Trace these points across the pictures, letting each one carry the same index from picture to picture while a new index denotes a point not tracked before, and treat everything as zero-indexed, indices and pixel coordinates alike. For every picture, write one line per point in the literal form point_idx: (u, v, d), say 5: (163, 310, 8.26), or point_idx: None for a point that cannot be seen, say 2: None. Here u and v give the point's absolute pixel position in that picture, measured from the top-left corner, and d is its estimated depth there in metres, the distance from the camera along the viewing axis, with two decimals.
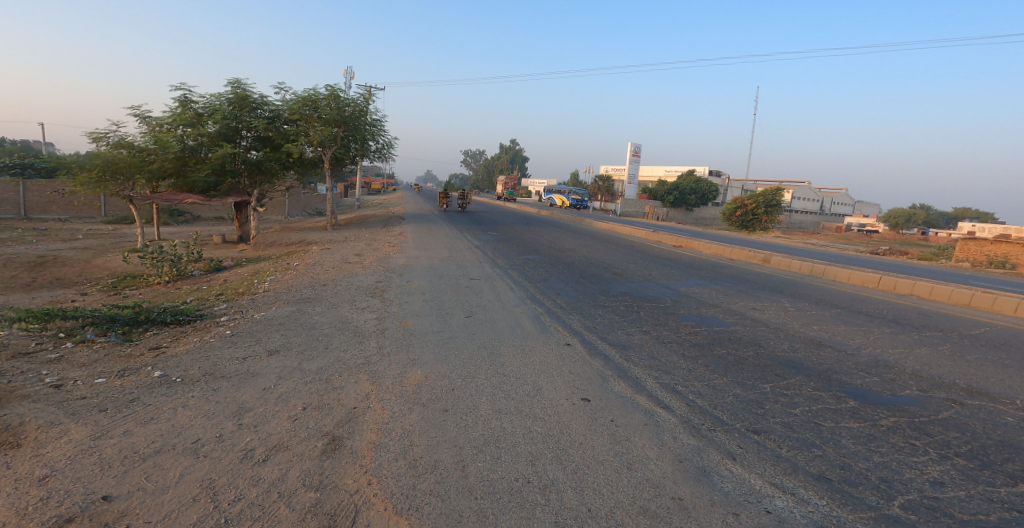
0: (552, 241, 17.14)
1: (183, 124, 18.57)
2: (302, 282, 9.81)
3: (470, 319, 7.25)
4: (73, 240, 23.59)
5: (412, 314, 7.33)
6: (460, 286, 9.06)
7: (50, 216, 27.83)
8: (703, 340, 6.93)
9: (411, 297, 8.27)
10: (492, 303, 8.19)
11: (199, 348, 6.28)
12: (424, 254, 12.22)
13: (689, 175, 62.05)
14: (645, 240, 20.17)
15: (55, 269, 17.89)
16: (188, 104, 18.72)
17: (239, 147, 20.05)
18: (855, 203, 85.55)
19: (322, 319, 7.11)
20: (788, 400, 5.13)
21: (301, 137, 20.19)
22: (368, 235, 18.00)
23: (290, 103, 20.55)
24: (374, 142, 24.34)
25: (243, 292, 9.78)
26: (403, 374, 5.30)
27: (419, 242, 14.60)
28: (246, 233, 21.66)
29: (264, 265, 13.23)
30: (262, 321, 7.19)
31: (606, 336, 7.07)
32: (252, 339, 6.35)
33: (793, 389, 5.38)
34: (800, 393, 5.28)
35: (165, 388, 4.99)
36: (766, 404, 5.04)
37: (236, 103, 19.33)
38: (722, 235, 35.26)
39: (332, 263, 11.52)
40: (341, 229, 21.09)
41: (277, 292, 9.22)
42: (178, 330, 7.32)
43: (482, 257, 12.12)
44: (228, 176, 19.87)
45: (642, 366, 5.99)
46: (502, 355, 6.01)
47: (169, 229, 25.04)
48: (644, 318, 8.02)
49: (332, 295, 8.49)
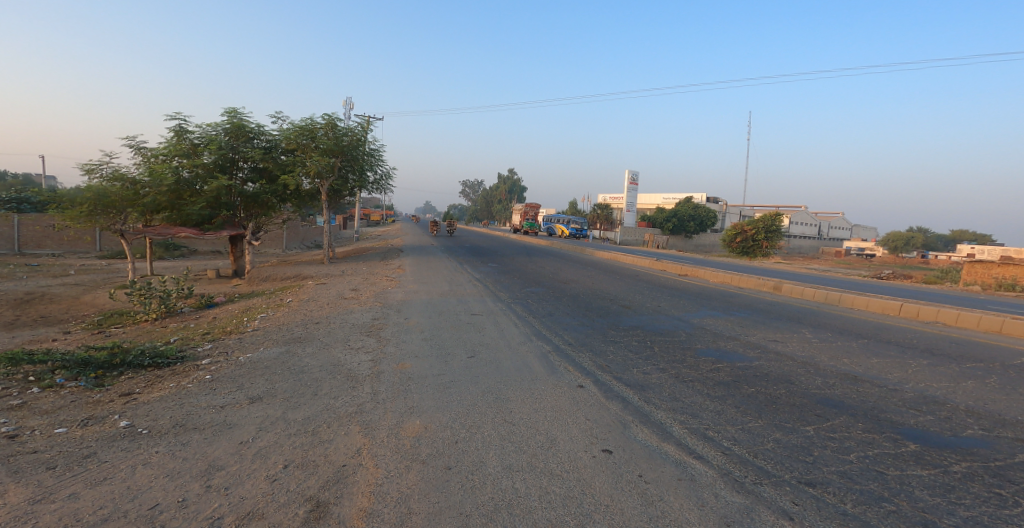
0: (554, 272, 16.66)
1: (179, 155, 18.34)
2: (294, 319, 9.27)
3: (473, 360, 6.70)
4: (64, 276, 23.05)
5: (409, 355, 6.76)
6: (461, 322, 8.53)
7: (43, 251, 27.40)
8: (728, 377, 6.37)
9: (408, 335, 7.72)
10: (496, 341, 7.63)
11: (174, 395, 5.69)
12: (422, 289, 11.71)
13: (686, 202, 62.02)
14: (649, 270, 19.70)
15: (41, 306, 17.29)
16: (183, 135, 18.51)
17: (235, 178, 19.79)
18: (852, 228, 85.62)
19: (312, 362, 6.55)
20: (838, 446, 4.57)
21: (297, 168, 19.92)
22: (365, 268, 17.52)
23: (287, 133, 20.35)
24: (371, 172, 24.11)
25: (231, 331, 9.21)
26: (399, 425, 4.72)
27: (417, 275, 14.11)
28: (240, 267, 21.14)
29: (256, 302, 12.68)
30: (247, 364, 6.63)
31: (621, 375, 6.51)
32: (232, 386, 5.77)
33: (841, 433, 4.81)
34: (849, 437, 4.73)
35: (127, 442, 4.38)
36: (814, 451, 4.47)
37: (232, 134, 19.14)
38: (723, 262, 34.81)
39: (326, 299, 10.98)
40: (338, 262, 20.61)
41: (267, 331, 8.67)
42: (156, 374, 6.73)
43: (484, 291, 11.61)
44: (223, 209, 19.53)
45: (665, 409, 5.41)
46: (509, 401, 5.44)
47: (162, 264, 24.53)
48: (660, 354, 7.47)
49: (324, 333, 7.94)
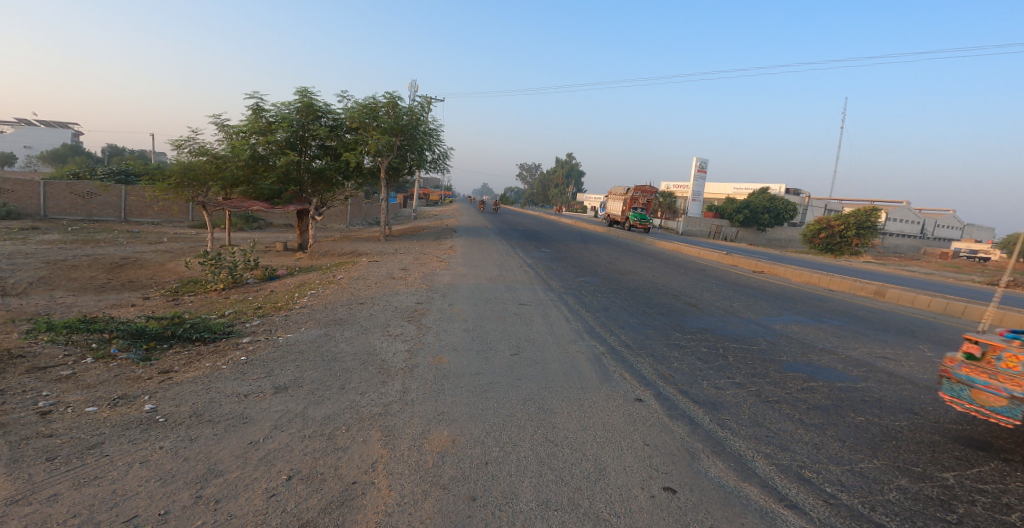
0: (615, 261, 15.58)
1: (256, 133, 18.96)
2: (341, 299, 9.01)
3: (517, 358, 6.04)
4: (158, 243, 24.72)
5: (448, 348, 6.20)
6: (509, 312, 7.87)
7: (146, 219, 29.68)
8: (827, 402, 5.23)
9: (450, 324, 7.17)
10: (543, 336, 6.91)
11: (203, 377, 5.44)
12: (472, 272, 11.15)
13: (763, 193, 57.31)
14: (721, 264, 18.04)
15: (131, 271, 18.48)
16: (259, 113, 19.05)
17: (304, 155, 20.32)
18: (960, 228, 76.20)
19: (345, 349, 6.14)
20: (992, 502, 3.46)
21: (360, 146, 20.02)
22: (419, 248, 17.30)
23: (351, 111, 20.47)
24: (430, 152, 23.98)
25: (280, 307, 9.09)
26: (424, 436, 4.15)
27: (470, 257, 13.59)
28: (304, 241, 21.75)
29: (311, 277, 12.68)
30: (282, 346, 6.32)
31: (689, 388, 5.57)
32: (260, 371, 5.45)
33: (994, 485, 3.67)
34: (1008, 491, 3.59)
35: (137, 431, 4.09)
36: (958, 508, 3.39)
37: (303, 112, 19.54)
38: (807, 260, 31.72)
39: (375, 279, 10.68)
40: (396, 240, 20.61)
41: (312, 309, 8.44)
42: (198, 349, 6.57)
43: (538, 279, 10.87)
44: (291, 184, 20.06)
45: (744, 436, 4.46)
46: (553, 414, 4.71)
47: (240, 236, 25.77)
48: (737, 364, 6.41)
49: (365, 317, 7.56)
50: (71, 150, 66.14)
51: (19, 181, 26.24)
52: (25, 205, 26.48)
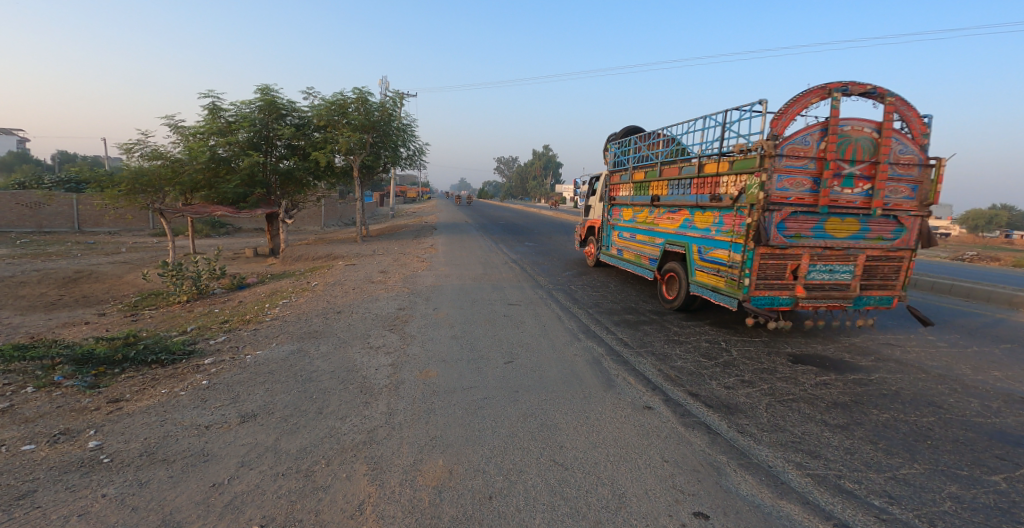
0: None
1: (213, 134, 18.01)
2: (316, 307, 8.39)
3: (511, 367, 5.59)
4: (116, 254, 23.36)
5: (436, 360, 5.70)
6: (499, 314, 7.41)
7: (102, 229, 28.11)
8: (848, 398, 4.92)
9: (436, 331, 6.65)
10: (537, 340, 6.45)
11: (159, 406, 4.79)
12: (454, 272, 10.63)
13: None
14: None
15: (87, 285, 17.32)
16: (218, 113, 18.10)
17: (270, 156, 19.36)
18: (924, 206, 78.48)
19: (321, 368, 5.57)
20: None
21: (329, 145, 19.19)
22: (397, 248, 16.64)
23: (317, 108, 19.60)
24: (403, 148, 23.24)
25: (249, 320, 8.40)
26: (417, 468, 3.67)
27: (450, 256, 13.05)
28: (276, 246, 20.84)
29: (282, 284, 11.94)
30: (250, 366, 5.70)
31: (700, 390, 5.19)
32: (225, 397, 4.84)
33: None
34: None
35: (77, 475, 3.46)
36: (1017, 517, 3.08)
37: (265, 110, 18.59)
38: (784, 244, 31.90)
39: (352, 284, 10.06)
40: (372, 241, 19.88)
41: (285, 320, 7.82)
42: (156, 373, 5.90)
43: (523, 276, 10.41)
44: (258, 187, 19.09)
45: (768, 443, 4.10)
46: (559, 432, 4.28)
47: (205, 242, 24.58)
48: (743, 359, 6.08)
49: (343, 328, 6.98)
50: (22, 157, 62.74)
51: None
52: None
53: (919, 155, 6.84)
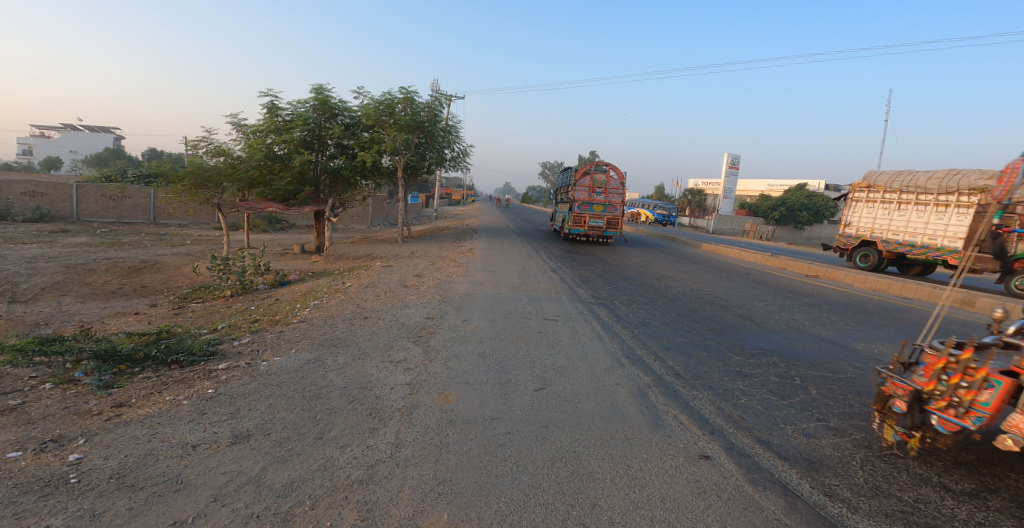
0: (647, 264, 14.22)
1: (271, 133, 18.36)
2: (344, 312, 8.00)
3: (542, 396, 4.89)
4: (180, 246, 24.39)
5: (458, 382, 5.09)
6: (534, 330, 6.71)
7: (173, 222, 29.59)
8: (970, 458, 3.90)
9: (463, 347, 6.04)
10: (574, 363, 5.73)
11: (155, 417, 4.43)
12: (491, 279, 10.04)
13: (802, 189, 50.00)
14: (769, 265, 16.29)
15: (148, 275, 18.00)
16: (276, 111, 18.40)
17: (320, 154, 19.55)
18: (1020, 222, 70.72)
19: (333, 384, 5.09)
20: None
21: (376, 145, 19.16)
22: (438, 251, 16.27)
23: (366, 108, 19.61)
24: (449, 150, 23.03)
25: (277, 321, 8.11)
26: (418, 522, 3.05)
27: (489, 262, 12.48)
28: (321, 244, 21.05)
29: (320, 284, 11.74)
30: (260, 375, 5.31)
31: (770, 437, 4.29)
32: (223, 412, 4.43)
33: None
34: None
35: (32, 498, 3.10)
36: None
37: (320, 110, 18.78)
38: None
39: (386, 287, 9.65)
40: (415, 243, 19.65)
41: (310, 324, 7.45)
42: (170, 376, 5.60)
43: (566, 287, 9.65)
44: (308, 185, 19.29)
45: (864, 517, 3.21)
46: (594, 483, 3.55)
47: (259, 237, 25.24)
48: (822, 398, 5.11)
49: (366, 337, 6.52)
50: (114, 152, 67.88)
51: (50, 184, 26.33)
52: (59, 208, 26.62)
53: (620, 187, 20.41)
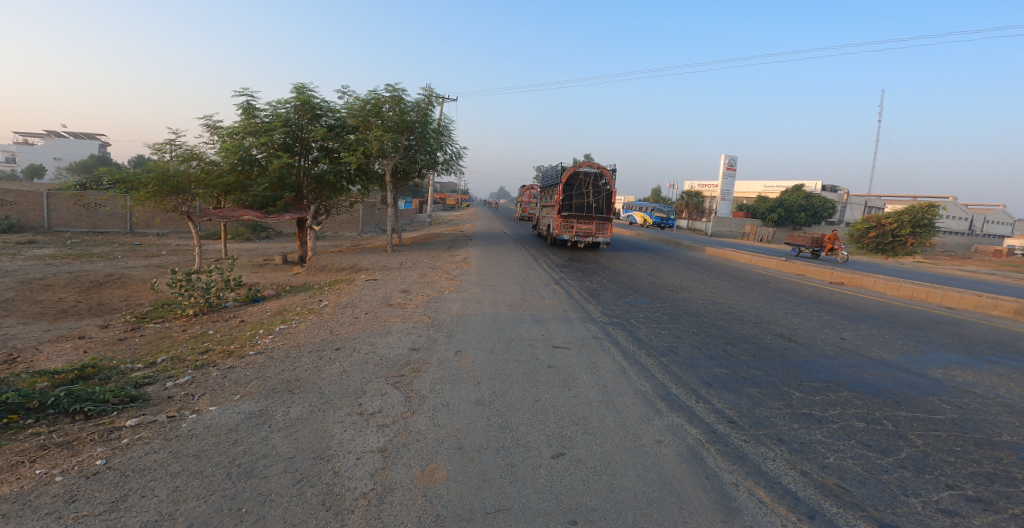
0: (657, 270, 13.00)
1: (247, 134, 16.84)
2: (313, 339, 6.64)
3: (561, 469, 3.59)
4: (154, 257, 22.77)
5: (448, 453, 3.76)
6: (541, 364, 5.40)
7: (151, 231, 27.94)
8: None
9: (455, 392, 4.73)
10: (598, 414, 4.43)
11: (5, 503, 3.08)
12: (488, 295, 8.76)
13: (799, 189, 48.84)
14: (784, 271, 14.99)
15: (111, 290, 16.42)
16: (253, 112, 16.88)
17: (302, 159, 18.09)
18: (1012, 224, 70.47)
19: (276, 453, 3.75)
20: None
21: (362, 148, 17.74)
22: (429, 262, 14.94)
23: (351, 107, 18.22)
24: (440, 153, 21.69)
25: (232, 349, 6.68)
26: None
27: (484, 274, 11.20)
28: (304, 254, 19.69)
29: (294, 301, 10.30)
30: (176, 439, 3.95)
31: (895, 518, 3.05)
32: (101, 499, 3.10)
33: None
34: None
35: None
36: None
37: (301, 110, 17.36)
38: (865, 264, 27.82)
39: (367, 307, 8.30)
40: (405, 252, 18.32)
41: (269, 356, 6.07)
42: (65, 434, 4.17)
43: (575, 303, 8.42)
44: (288, 191, 17.78)
45: None
46: None
47: (237, 246, 23.62)
48: (938, 455, 3.89)
49: (333, 379, 5.16)
50: (97, 159, 65.64)
51: (18, 192, 24.64)
52: (28, 218, 24.91)
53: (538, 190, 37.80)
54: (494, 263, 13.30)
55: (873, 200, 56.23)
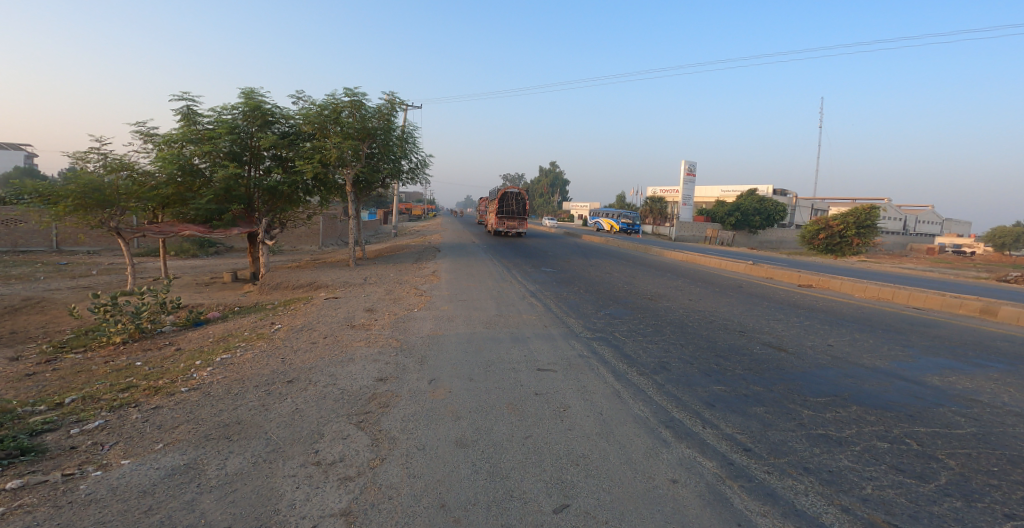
0: (631, 278, 12.71)
1: (188, 143, 15.47)
2: (261, 371, 5.76)
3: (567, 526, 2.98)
4: (83, 277, 20.73)
5: (428, 514, 3.08)
6: (527, 392, 4.79)
7: (81, 248, 25.59)
8: None
9: (432, 433, 4.06)
10: (598, 450, 3.85)
11: None
12: (462, 311, 8.13)
13: (751, 193, 50.31)
14: (752, 275, 14.96)
15: (30, 317, 14.67)
16: (193, 119, 15.51)
17: (252, 168, 16.81)
18: (941, 222, 75.44)
19: (205, 523, 2.96)
20: None
21: (318, 156, 16.65)
22: (393, 275, 14.13)
23: (307, 113, 17.11)
24: (405, 161, 20.79)
25: (163, 383, 5.72)
26: None
27: (454, 287, 10.54)
28: (258, 270, 18.34)
29: (241, 324, 9.29)
30: (69, 508, 3.07)
31: None
32: None
33: None
34: None
35: None
36: None
37: (249, 116, 16.13)
38: (820, 265, 28.63)
39: (326, 330, 7.48)
40: (366, 265, 17.39)
41: (207, 393, 5.17)
42: None
43: (554, 317, 7.87)
44: (235, 203, 16.44)
45: None
46: None
47: (178, 263, 21.80)
48: (980, 476, 3.66)
49: (283, 420, 4.36)
50: (24, 171, 60.60)
51: None
52: None
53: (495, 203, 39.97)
54: (462, 275, 12.66)
55: (819, 203, 58.69)
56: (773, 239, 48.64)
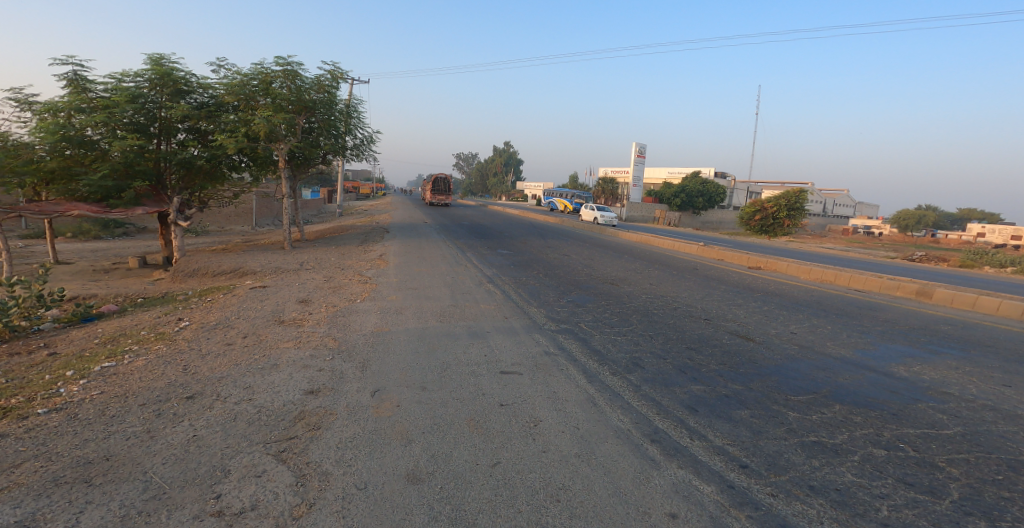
0: (585, 261, 12.24)
1: (78, 112, 13.24)
2: (154, 383, 4.68)
3: None
4: None
5: None
6: (490, 404, 4.08)
7: None
8: None
9: (374, 464, 3.26)
10: (579, 479, 3.20)
11: None
12: (406, 302, 7.27)
13: (693, 175, 51.73)
14: (702, 257, 14.89)
15: None
16: (83, 86, 13.24)
17: (161, 142, 14.76)
18: (856, 205, 81.63)
19: None
20: None
21: (243, 128, 14.79)
22: (328, 260, 12.91)
23: (230, 82, 15.20)
24: (349, 137, 19.16)
25: (18, 403, 4.48)
26: None
27: (399, 273, 9.61)
28: (171, 255, 16.37)
29: (141, 319, 7.93)
30: None
31: None
32: None
33: None
34: None
35: None
36: None
37: (158, 85, 14.04)
38: (756, 245, 29.72)
39: (244, 327, 6.39)
40: (298, 248, 15.93)
41: (75, 416, 4.06)
42: None
43: (510, 307, 7.16)
44: (138, 179, 14.36)
45: None
46: None
47: (77, 245, 19.25)
48: (990, 487, 3.31)
49: (174, 454, 3.40)
50: None
51: None
52: None
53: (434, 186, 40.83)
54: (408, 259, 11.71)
55: (752, 185, 61.51)
56: (711, 220, 50.45)
